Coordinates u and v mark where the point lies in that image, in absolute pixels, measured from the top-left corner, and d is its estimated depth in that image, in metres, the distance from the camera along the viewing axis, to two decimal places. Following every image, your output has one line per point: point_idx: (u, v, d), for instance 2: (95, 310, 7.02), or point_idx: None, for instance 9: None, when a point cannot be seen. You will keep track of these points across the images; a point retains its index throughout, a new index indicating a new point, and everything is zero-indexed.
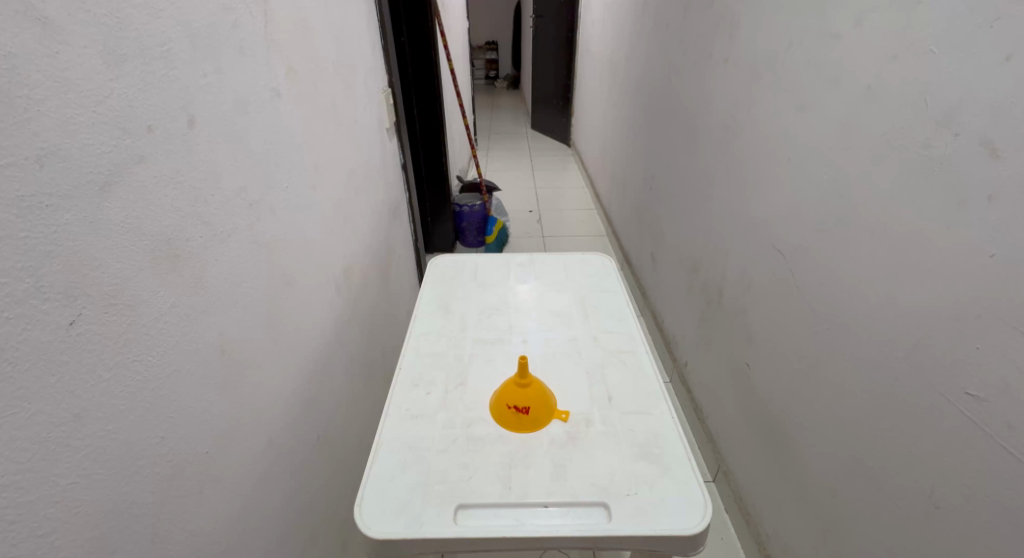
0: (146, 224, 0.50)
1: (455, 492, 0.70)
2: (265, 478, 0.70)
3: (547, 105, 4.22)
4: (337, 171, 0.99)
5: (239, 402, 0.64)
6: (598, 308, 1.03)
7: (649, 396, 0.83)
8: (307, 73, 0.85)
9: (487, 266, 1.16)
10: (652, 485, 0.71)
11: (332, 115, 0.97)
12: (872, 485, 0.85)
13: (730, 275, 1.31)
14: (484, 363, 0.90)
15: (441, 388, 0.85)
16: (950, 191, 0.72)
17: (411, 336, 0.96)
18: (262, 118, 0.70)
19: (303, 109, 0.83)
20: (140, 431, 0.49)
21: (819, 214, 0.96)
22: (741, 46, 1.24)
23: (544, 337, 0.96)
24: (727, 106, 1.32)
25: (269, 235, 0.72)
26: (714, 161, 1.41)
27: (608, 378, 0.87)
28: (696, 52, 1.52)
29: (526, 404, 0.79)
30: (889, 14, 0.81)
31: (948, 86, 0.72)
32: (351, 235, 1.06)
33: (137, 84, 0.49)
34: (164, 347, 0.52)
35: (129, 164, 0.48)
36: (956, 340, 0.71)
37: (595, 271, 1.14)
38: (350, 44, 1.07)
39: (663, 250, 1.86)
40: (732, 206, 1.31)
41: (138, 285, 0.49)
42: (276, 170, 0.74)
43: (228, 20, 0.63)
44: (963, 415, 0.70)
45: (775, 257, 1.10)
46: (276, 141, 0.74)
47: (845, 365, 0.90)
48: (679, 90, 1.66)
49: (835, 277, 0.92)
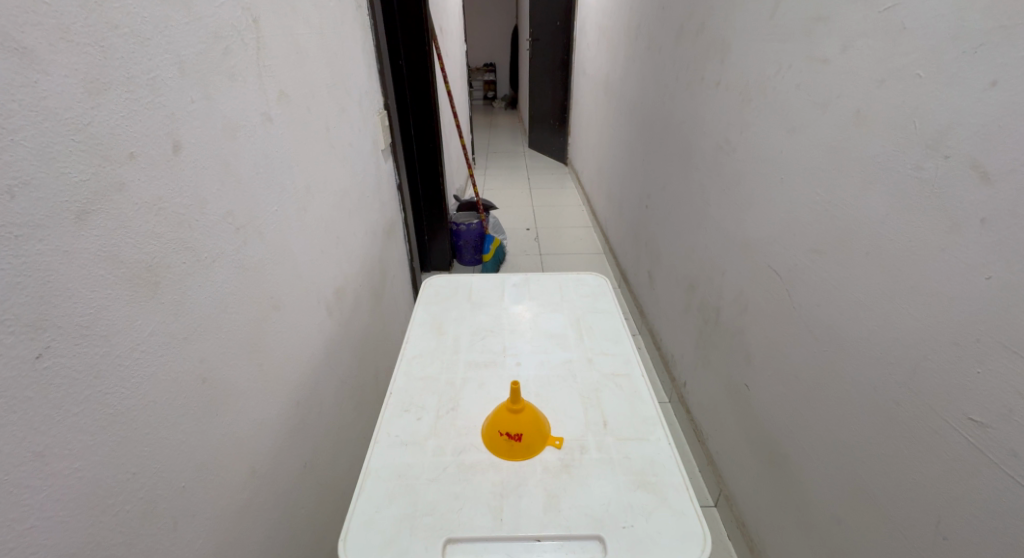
0: (125, 252, 0.49)
1: (443, 524, 0.68)
2: (247, 510, 0.68)
3: (545, 125, 4.27)
4: (328, 192, 0.98)
5: (221, 431, 0.62)
6: (592, 329, 1.02)
7: (645, 422, 0.81)
8: (300, 98, 0.85)
9: (481, 286, 1.15)
10: (649, 516, 0.69)
11: (324, 138, 0.96)
12: (875, 513, 0.83)
13: (727, 295, 1.30)
14: (477, 386, 0.88)
15: (432, 413, 0.83)
16: (943, 214, 0.71)
17: (402, 359, 0.94)
18: (252, 143, 0.70)
19: (295, 134, 0.83)
20: (110, 467, 0.48)
21: (813, 234, 0.96)
22: (733, 69, 1.25)
23: (538, 360, 0.94)
24: (720, 127, 1.33)
25: (257, 259, 0.71)
26: (708, 181, 1.41)
27: (603, 402, 0.85)
28: (689, 73, 1.53)
29: (519, 431, 0.76)
30: (873, 39, 0.81)
31: (935, 110, 0.72)
32: (342, 256, 1.05)
33: (120, 111, 0.48)
34: (141, 378, 0.51)
35: (108, 191, 0.47)
36: (955, 365, 0.70)
37: (590, 290, 1.13)
38: (343, 67, 1.08)
39: (659, 268, 1.86)
40: (727, 226, 1.30)
41: (113, 315, 0.48)
42: (265, 195, 0.73)
43: (218, 47, 0.63)
44: (966, 442, 0.69)
45: (771, 277, 1.09)
46: (266, 166, 0.74)
47: (844, 387, 0.89)
48: (673, 110, 1.67)
49: (830, 298, 0.91)
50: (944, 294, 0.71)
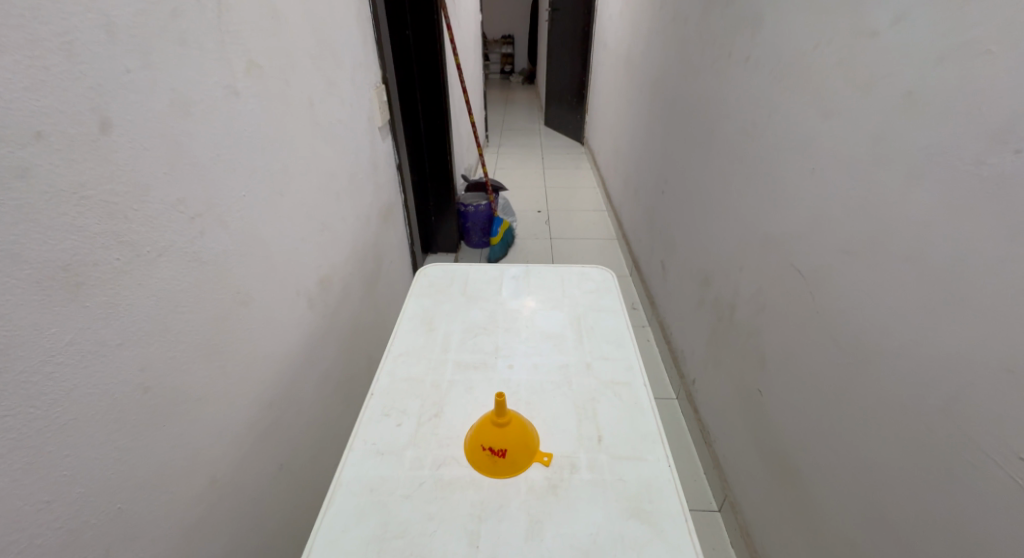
0: (30, 251, 0.42)
1: (414, 550, 0.62)
2: (203, 522, 0.63)
3: (561, 103, 4.12)
4: (312, 174, 0.91)
5: (172, 442, 0.57)
6: (593, 330, 0.94)
7: (643, 439, 0.74)
8: (277, 70, 0.78)
9: (478, 278, 1.08)
10: (640, 551, 0.62)
11: (308, 115, 0.88)
12: (894, 546, 0.76)
13: (744, 292, 1.22)
14: (464, 391, 0.82)
15: (413, 420, 0.77)
16: (1006, 218, 0.61)
17: (387, 357, 0.88)
18: (213, 121, 0.62)
19: (271, 111, 0.76)
20: (17, 495, 0.42)
21: (845, 234, 0.86)
22: (764, 46, 1.13)
23: (533, 363, 0.87)
24: (746, 109, 1.22)
25: (221, 250, 0.65)
26: (730, 168, 1.31)
27: (598, 415, 0.78)
28: (716, 49, 1.40)
29: (503, 446, 0.70)
30: (938, 11, 0.71)
31: (1008, 93, 0.62)
32: (329, 243, 0.98)
33: (20, 81, 0.42)
34: (58, 393, 0.45)
35: (6, 179, 0.41)
36: (1005, 394, 0.61)
37: (593, 287, 1.06)
38: (333, 36, 0.99)
39: (673, 258, 1.76)
40: (748, 219, 1.21)
41: (15, 323, 0.42)
42: (232, 179, 0.67)
43: (164, 7, 0.55)
44: (1012, 482, 0.61)
45: (794, 277, 1.00)
46: (233, 147, 0.67)
47: (868, 404, 0.80)
48: (696, 89, 1.55)
49: (861, 306, 0.82)
50: (998, 311, 0.62)
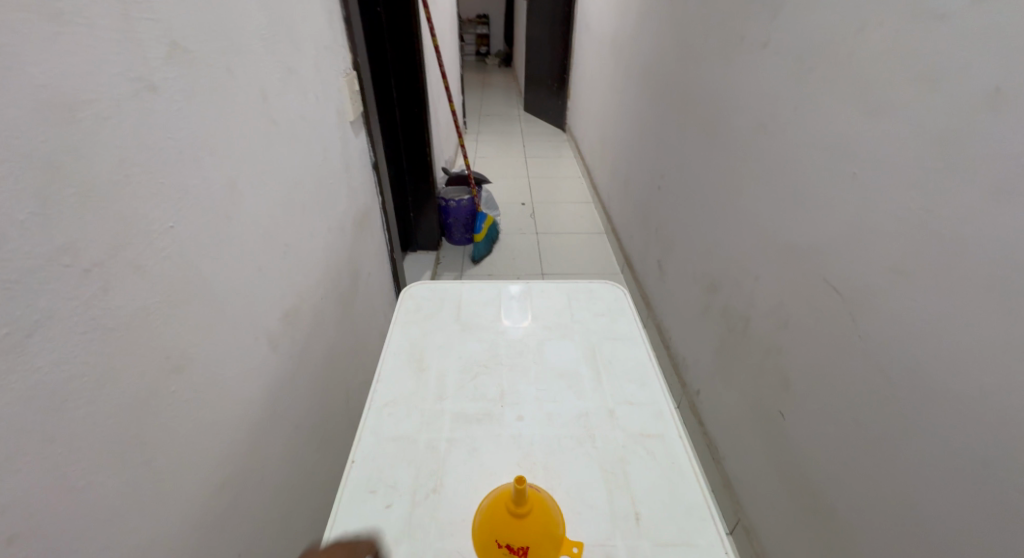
0: None
1: None
2: None
3: (542, 87, 3.94)
4: (272, 186, 0.74)
5: None
6: (612, 365, 0.80)
7: (689, 515, 0.61)
8: (217, 58, 0.60)
9: (473, 299, 0.92)
10: None
11: (262, 113, 0.71)
12: None
13: (760, 303, 1.09)
14: (466, 453, 0.67)
15: (406, 499, 0.62)
16: None
17: (369, 409, 0.72)
18: (112, 130, 0.45)
19: (211, 113, 0.59)
20: None
21: (898, 253, 0.74)
22: (787, 29, 1.00)
23: (547, 412, 0.73)
24: (764, 100, 1.08)
25: (134, 305, 0.48)
26: (741, 166, 1.18)
27: (631, 482, 0.64)
28: (724, 33, 1.26)
29: (525, 543, 0.55)
30: None
31: None
32: (296, 267, 0.82)
33: None
34: None
35: None
36: None
37: (607, 308, 0.91)
38: (291, 14, 0.81)
39: (671, 259, 1.64)
40: (766, 223, 1.08)
41: None
42: (152, 208, 0.50)
43: None
44: None
45: (827, 293, 0.88)
46: (150, 162, 0.50)
47: (930, 453, 0.69)
48: (699, 76, 1.41)
49: (920, 338, 0.71)
50: None
